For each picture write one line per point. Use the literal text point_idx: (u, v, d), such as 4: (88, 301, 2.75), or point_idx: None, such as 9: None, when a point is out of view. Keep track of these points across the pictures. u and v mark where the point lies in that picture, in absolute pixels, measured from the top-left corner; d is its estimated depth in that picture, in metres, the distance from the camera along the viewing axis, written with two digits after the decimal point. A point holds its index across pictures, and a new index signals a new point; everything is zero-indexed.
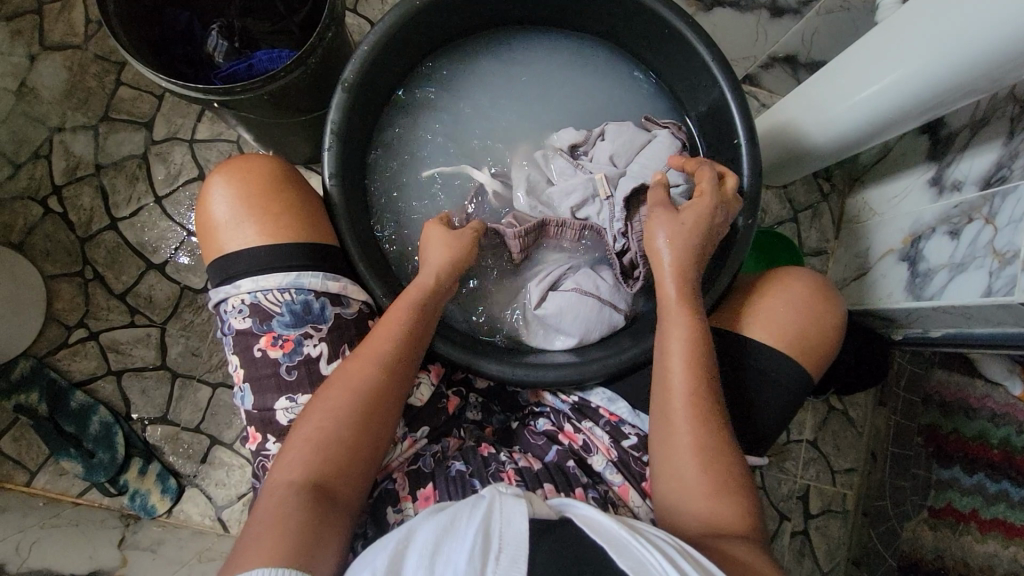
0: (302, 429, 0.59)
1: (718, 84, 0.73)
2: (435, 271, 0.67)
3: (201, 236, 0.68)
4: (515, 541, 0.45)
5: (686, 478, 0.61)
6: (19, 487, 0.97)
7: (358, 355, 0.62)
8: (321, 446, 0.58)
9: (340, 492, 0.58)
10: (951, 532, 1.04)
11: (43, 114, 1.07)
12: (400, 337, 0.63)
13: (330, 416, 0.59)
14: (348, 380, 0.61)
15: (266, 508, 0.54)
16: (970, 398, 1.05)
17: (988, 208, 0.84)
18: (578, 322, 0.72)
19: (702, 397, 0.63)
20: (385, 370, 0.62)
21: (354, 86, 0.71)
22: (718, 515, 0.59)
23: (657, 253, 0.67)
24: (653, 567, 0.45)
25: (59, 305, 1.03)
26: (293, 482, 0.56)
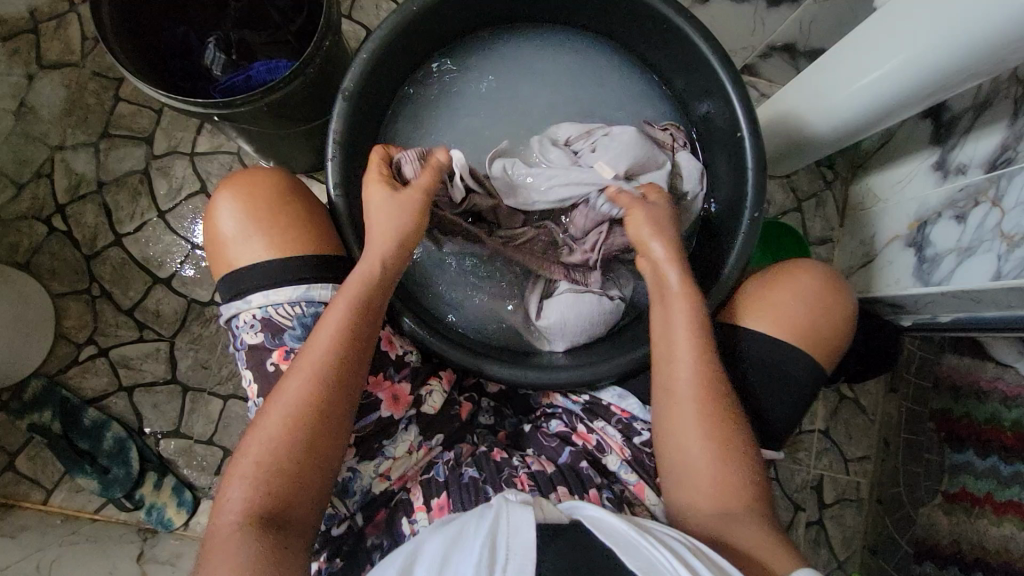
0: (245, 457, 0.57)
1: (717, 77, 0.72)
2: (377, 255, 0.64)
3: (209, 252, 0.68)
4: (522, 549, 0.46)
5: (690, 466, 0.61)
6: (37, 506, 0.98)
7: (297, 370, 0.59)
8: (268, 471, 0.56)
9: (293, 505, 0.56)
10: (966, 517, 1.01)
11: (44, 133, 1.08)
12: (339, 343, 0.60)
13: (272, 441, 0.57)
14: (287, 401, 0.58)
15: (216, 545, 0.52)
16: (981, 381, 1.02)
17: (994, 191, 0.83)
18: (583, 324, 0.74)
19: (700, 380, 0.62)
20: (328, 383, 0.59)
21: (354, 95, 0.71)
22: (727, 495, 0.59)
23: (643, 243, 0.69)
24: (662, 567, 0.45)
25: (67, 323, 1.03)
26: (240, 515, 0.54)
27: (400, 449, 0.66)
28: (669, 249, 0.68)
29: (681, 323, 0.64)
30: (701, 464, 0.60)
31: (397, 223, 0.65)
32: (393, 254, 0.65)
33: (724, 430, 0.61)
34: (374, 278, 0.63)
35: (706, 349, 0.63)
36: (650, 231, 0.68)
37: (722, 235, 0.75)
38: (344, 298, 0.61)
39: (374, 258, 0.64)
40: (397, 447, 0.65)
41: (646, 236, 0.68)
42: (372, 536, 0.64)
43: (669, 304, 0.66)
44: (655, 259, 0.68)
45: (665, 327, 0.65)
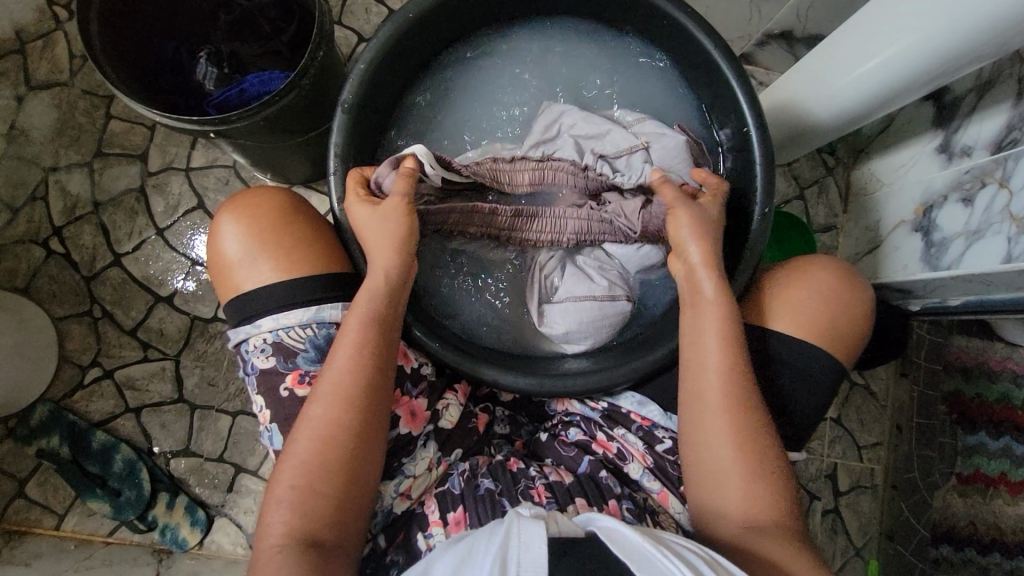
0: (281, 481, 0.57)
1: (721, 73, 0.72)
2: (385, 267, 0.63)
3: (214, 275, 0.67)
4: (532, 566, 0.44)
5: (715, 469, 0.61)
6: (49, 532, 0.97)
7: (321, 391, 0.59)
8: (305, 495, 0.56)
9: (334, 525, 0.56)
10: (982, 498, 1.03)
11: (36, 154, 1.06)
12: (361, 359, 0.60)
13: (304, 463, 0.57)
14: (315, 422, 0.58)
15: (260, 571, 0.53)
16: (991, 361, 1.03)
17: (1001, 172, 0.82)
18: (585, 331, 0.72)
19: (734, 389, 0.62)
20: (354, 400, 0.59)
21: (353, 107, 0.70)
22: (755, 502, 0.59)
23: (681, 247, 0.66)
24: None
25: (70, 347, 1.02)
26: (283, 538, 0.54)
27: (420, 467, 0.65)
28: (706, 254, 0.65)
29: (710, 325, 0.64)
30: (733, 470, 0.60)
31: (399, 227, 0.64)
32: (403, 267, 0.64)
33: (756, 437, 0.61)
34: (387, 291, 0.63)
35: (739, 356, 0.63)
36: (689, 233, 0.66)
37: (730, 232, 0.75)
38: (359, 314, 0.61)
39: (385, 271, 0.63)
40: (417, 464, 0.65)
41: (684, 240, 0.66)
42: (391, 553, 0.63)
43: (702, 314, 0.65)
44: (691, 265, 0.66)
45: (699, 338, 0.64)
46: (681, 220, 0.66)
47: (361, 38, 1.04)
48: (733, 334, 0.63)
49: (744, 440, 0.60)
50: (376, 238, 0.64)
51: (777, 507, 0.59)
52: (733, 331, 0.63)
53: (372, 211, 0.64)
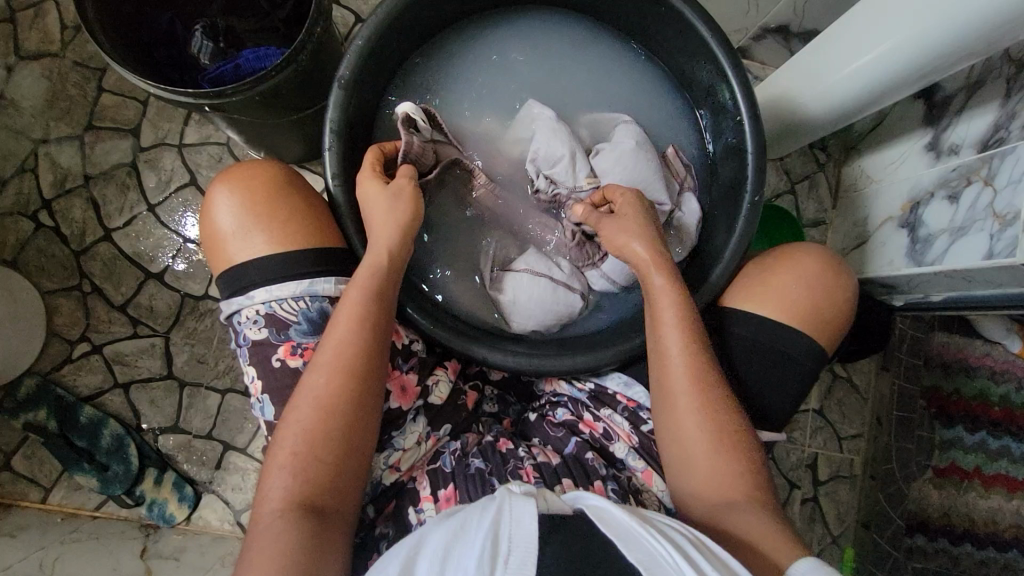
0: (280, 449, 0.57)
1: (718, 61, 0.72)
2: (384, 242, 0.64)
3: (208, 248, 0.67)
4: (524, 542, 0.45)
5: (695, 450, 0.62)
6: (35, 505, 0.97)
7: (321, 361, 0.60)
8: (304, 463, 0.57)
9: (332, 494, 0.57)
10: (957, 490, 1.07)
11: (26, 126, 1.05)
12: (360, 333, 0.60)
13: (303, 431, 0.57)
14: (314, 391, 0.58)
15: (260, 535, 0.53)
16: (970, 358, 1.07)
17: (987, 170, 0.84)
18: (532, 308, 0.72)
19: (688, 368, 0.63)
20: (354, 372, 0.59)
21: (351, 83, 0.70)
22: (724, 480, 0.60)
23: (626, 249, 0.68)
24: (662, 558, 0.45)
25: (59, 321, 1.02)
26: (282, 504, 0.55)
27: (409, 441, 0.66)
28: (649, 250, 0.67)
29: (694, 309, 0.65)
30: (700, 451, 0.61)
31: (401, 207, 0.65)
32: (401, 243, 0.65)
33: (719, 413, 0.62)
34: (387, 266, 0.63)
35: (691, 340, 0.64)
36: (630, 237, 0.67)
37: (721, 221, 0.76)
38: (358, 288, 0.61)
39: (383, 246, 0.64)
40: (407, 438, 0.66)
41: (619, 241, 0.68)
42: (380, 525, 0.64)
43: (658, 305, 0.65)
44: (638, 264, 0.67)
45: (656, 327, 0.65)
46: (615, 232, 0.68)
47: (358, 18, 1.03)
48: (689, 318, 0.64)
49: (708, 419, 0.62)
50: (376, 217, 0.64)
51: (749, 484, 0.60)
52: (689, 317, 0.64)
53: (379, 191, 0.65)
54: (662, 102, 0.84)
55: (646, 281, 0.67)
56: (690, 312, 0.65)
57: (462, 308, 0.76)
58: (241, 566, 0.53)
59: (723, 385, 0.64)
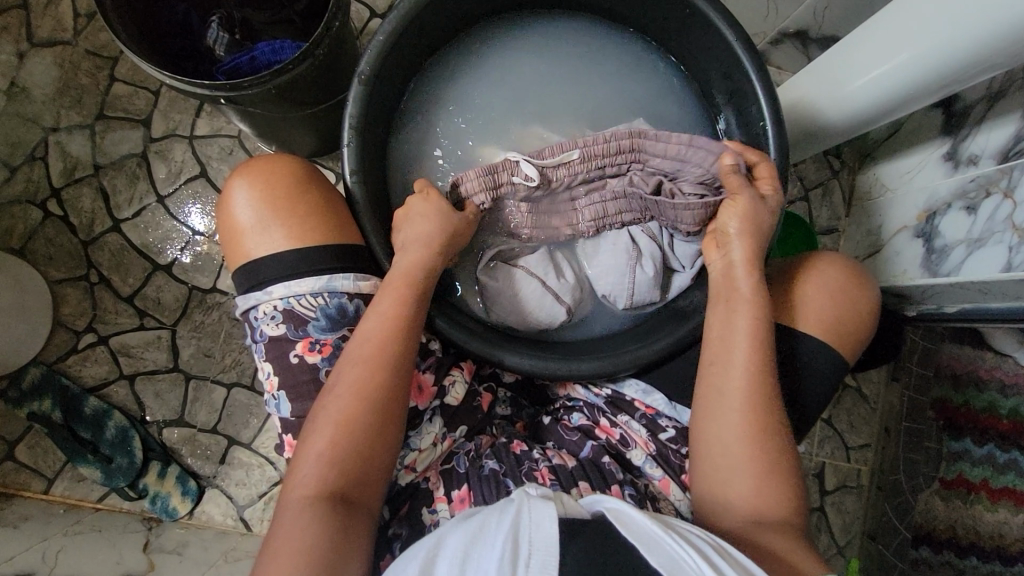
0: (312, 437, 0.57)
1: (741, 65, 0.72)
2: (420, 247, 0.64)
3: (224, 242, 0.66)
4: (545, 543, 0.44)
5: (726, 463, 0.61)
6: (38, 495, 0.97)
7: (358, 355, 0.59)
8: (332, 456, 0.56)
9: (358, 489, 0.56)
10: (963, 503, 1.05)
11: (36, 114, 1.04)
12: (396, 332, 0.60)
13: (337, 422, 0.57)
14: (349, 384, 0.58)
15: (286, 523, 0.53)
16: (981, 370, 1.05)
17: (1006, 182, 0.83)
18: (515, 303, 0.72)
19: (754, 379, 0.62)
20: (387, 371, 0.59)
21: (370, 79, 0.69)
22: (766, 498, 0.59)
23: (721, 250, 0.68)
24: (686, 564, 0.44)
25: (65, 311, 1.01)
26: (311, 493, 0.54)
27: (425, 442, 0.65)
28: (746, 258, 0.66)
29: (743, 322, 0.64)
30: (744, 466, 0.60)
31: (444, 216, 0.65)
32: (445, 253, 0.66)
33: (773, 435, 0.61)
34: (423, 271, 0.64)
35: (764, 354, 0.63)
36: (735, 231, 0.67)
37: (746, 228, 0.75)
38: (403, 287, 0.62)
39: (426, 251, 0.64)
40: (423, 439, 0.65)
41: (719, 243, 0.68)
42: (393, 526, 0.63)
43: (734, 308, 0.65)
44: (729, 262, 0.67)
45: (727, 334, 0.64)
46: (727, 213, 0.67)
47: (373, 13, 1.02)
48: (761, 331, 0.63)
49: (759, 433, 0.61)
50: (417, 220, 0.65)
51: (789, 505, 0.60)
52: (761, 329, 0.64)
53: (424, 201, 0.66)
54: (682, 104, 0.83)
55: (731, 282, 0.66)
56: (766, 324, 0.64)
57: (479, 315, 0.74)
58: (262, 557, 0.52)
59: (780, 406, 0.63)
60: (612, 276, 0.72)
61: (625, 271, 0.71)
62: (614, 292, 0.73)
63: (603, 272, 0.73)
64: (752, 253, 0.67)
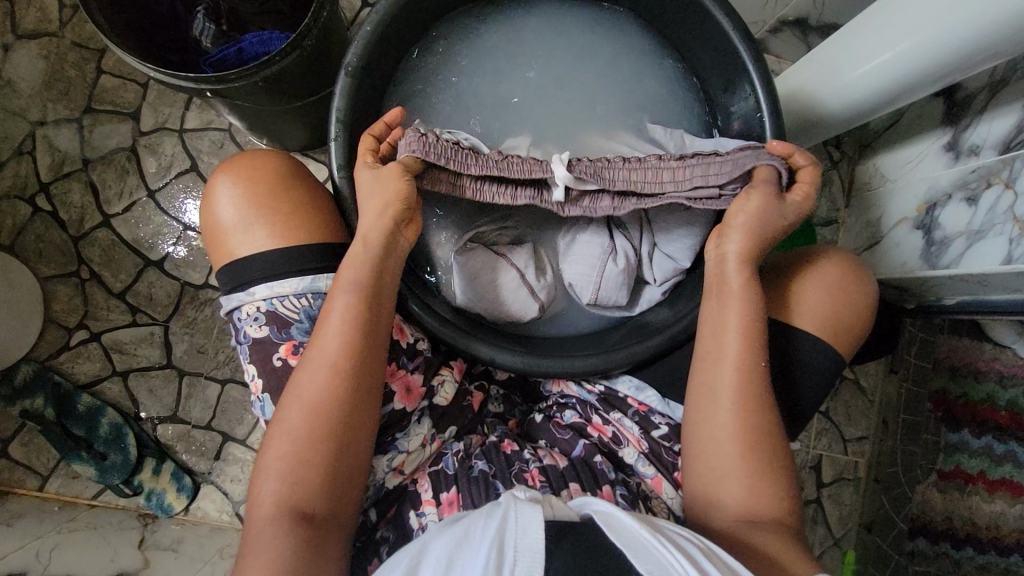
0: (270, 451, 0.56)
1: (738, 55, 0.70)
2: (377, 235, 0.61)
3: (207, 240, 0.65)
4: (530, 550, 0.43)
5: (719, 465, 0.61)
6: (32, 493, 0.96)
7: (311, 358, 0.58)
8: (297, 468, 0.56)
9: (327, 498, 0.56)
10: (959, 494, 1.05)
11: (23, 108, 1.02)
12: (353, 333, 0.58)
13: (293, 434, 0.56)
14: (302, 392, 0.57)
15: (253, 541, 0.53)
16: (979, 361, 1.05)
17: (1008, 172, 0.82)
18: (485, 293, 0.70)
19: (745, 378, 0.62)
20: (347, 374, 0.58)
21: (357, 70, 0.67)
22: (756, 498, 0.59)
23: (722, 238, 0.66)
24: (674, 569, 0.43)
25: (56, 308, 1.00)
26: (274, 509, 0.54)
27: (414, 443, 0.65)
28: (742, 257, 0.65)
29: (735, 317, 0.63)
30: (734, 464, 0.60)
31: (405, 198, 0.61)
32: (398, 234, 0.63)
33: (766, 433, 0.61)
34: (377, 262, 0.61)
35: (756, 352, 0.62)
36: (738, 223, 0.64)
37: None
38: (348, 280, 0.60)
39: (378, 241, 0.61)
40: (411, 440, 0.65)
41: (726, 229, 0.65)
42: (382, 529, 0.63)
43: (726, 304, 0.64)
44: (723, 253, 0.65)
45: (719, 329, 0.63)
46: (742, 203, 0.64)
47: (365, 2, 1.01)
48: (755, 329, 0.63)
49: (749, 433, 0.61)
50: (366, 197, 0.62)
51: (777, 503, 0.59)
52: (755, 327, 0.63)
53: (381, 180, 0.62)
54: (678, 93, 0.81)
55: (723, 274, 0.65)
56: (757, 320, 0.63)
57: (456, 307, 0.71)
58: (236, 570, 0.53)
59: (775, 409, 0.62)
60: (583, 266, 0.70)
61: (597, 264, 0.69)
62: (579, 285, 0.71)
63: (572, 266, 0.71)
64: (752, 246, 0.65)
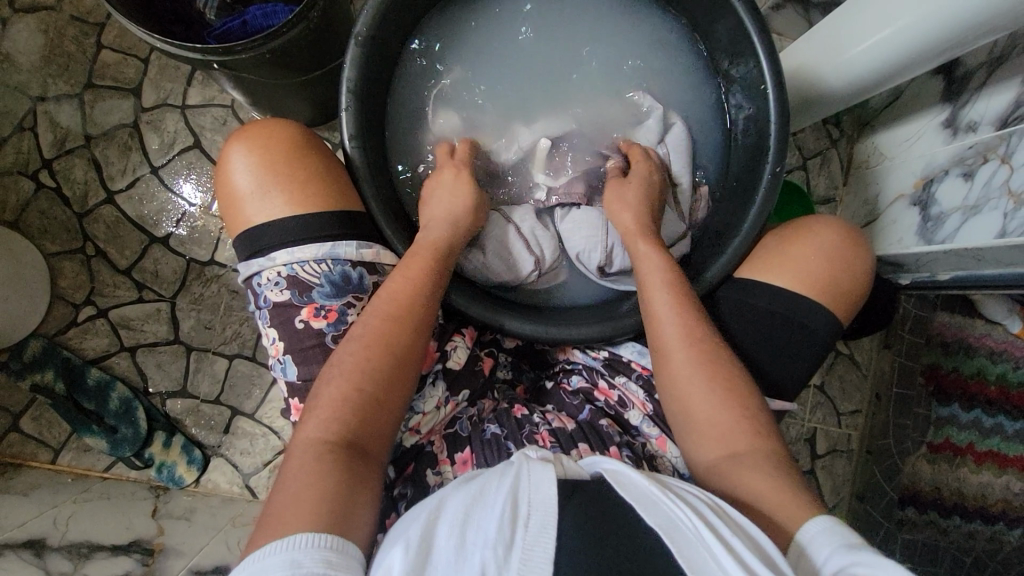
0: (326, 387, 0.56)
1: (744, 28, 0.71)
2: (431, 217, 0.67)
3: (223, 208, 0.66)
4: (544, 506, 0.45)
5: (698, 408, 0.61)
6: (45, 465, 0.98)
7: (373, 303, 0.61)
8: (338, 405, 0.55)
9: (362, 441, 0.55)
10: (949, 465, 1.09)
11: (23, 83, 1.02)
12: (403, 288, 0.61)
13: (351, 372, 0.57)
14: (364, 334, 0.59)
15: (300, 470, 0.52)
16: (970, 337, 1.08)
17: (1004, 148, 0.83)
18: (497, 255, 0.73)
19: (687, 322, 0.64)
20: (394, 322, 0.60)
21: (366, 41, 0.68)
22: (738, 431, 0.59)
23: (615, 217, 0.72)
24: (681, 523, 0.45)
25: (63, 284, 1.01)
26: (325, 441, 0.54)
27: (429, 405, 0.66)
28: (635, 216, 0.70)
29: (655, 274, 0.67)
30: (709, 405, 0.61)
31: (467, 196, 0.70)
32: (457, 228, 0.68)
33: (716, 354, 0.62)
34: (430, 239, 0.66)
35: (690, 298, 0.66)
36: (618, 204, 0.72)
37: (738, 198, 0.76)
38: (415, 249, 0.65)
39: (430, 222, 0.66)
40: (426, 402, 0.66)
41: (616, 209, 0.72)
42: (399, 486, 0.65)
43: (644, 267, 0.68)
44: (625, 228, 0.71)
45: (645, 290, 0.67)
46: (615, 191, 0.73)
47: None
48: (680, 281, 0.66)
49: (706, 364, 0.62)
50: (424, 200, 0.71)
51: (747, 431, 0.59)
52: (679, 280, 0.66)
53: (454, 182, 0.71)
54: (682, 68, 0.82)
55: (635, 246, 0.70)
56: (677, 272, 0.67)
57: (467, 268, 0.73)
58: (266, 511, 0.50)
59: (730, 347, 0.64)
60: (586, 232, 0.74)
61: (600, 228, 0.74)
62: (587, 254, 0.74)
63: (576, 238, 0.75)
64: (641, 212, 0.71)
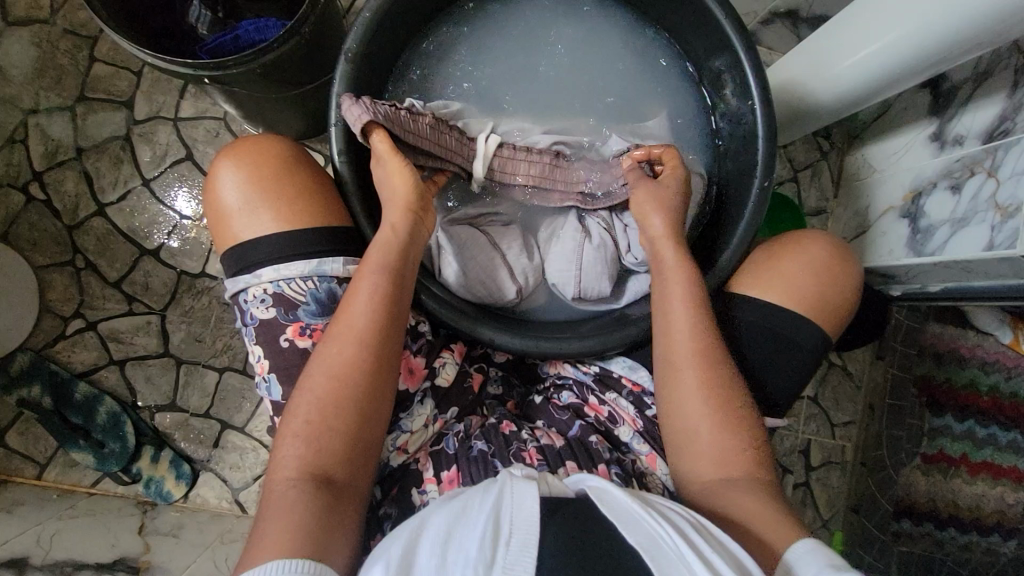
0: (294, 416, 0.56)
1: (730, 43, 0.72)
2: (393, 224, 0.63)
3: (211, 224, 0.66)
4: (526, 524, 0.45)
5: (693, 433, 0.62)
6: (30, 481, 0.96)
7: (343, 325, 0.59)
8: (315, 435, 0.55)
9: (342, 468, 0.55)
10: (943, 476, 1.09)
11: (14, 95, 1.02)
12: (373, 306, 0.59)
13: (318, 401, 0.56)
14: (330, 361, 0.57)
15: (272, 503, 0.52)
16: (963, 348, 1.08)
17: (990, 162, 0.84)
18: (470, 281, 0.71)
19: (698, 342, 0.64)
20: (369, 344, 0.58)
21: (356, 56, 0.68)
22: (729, 456, 0.60)
23: (644, 220, 0.70)
24: (662, 540, 0.45)
25: (52, 297, 1.00)
26: (295, 474, 0.54)
27: (417, 423, 0.66)
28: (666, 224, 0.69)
29: (677, 288, 0.66)
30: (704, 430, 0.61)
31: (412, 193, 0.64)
32: (416, 227, 0.65)
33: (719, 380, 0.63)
34: (398, 247, 0.63)
35: (703, 315, 0.65)
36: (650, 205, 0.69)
37: (728, 212, 0.76)
38: (378, 260, 0.61)
39: (393, 229, 0.63)
40: (414, 420, 0.65)
41: (646, 211, 0.70)
42: (385, 506, 0.64)
43: (670, 280, 0.67)
44: (653, 235, 0.69)
45: (663, 305, 0.66)
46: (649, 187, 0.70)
47: None
48: (697, 298, 0.66)
49: (707, 391, 0.62)
50: (389, 196, 0.65)
51: (740, 453, 0.60)
52: (696, 296, 0.66)
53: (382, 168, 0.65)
54: (672, 82, 0.83)
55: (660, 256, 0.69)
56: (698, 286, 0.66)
57: (448, 289, 0.72)
58: (249, 544, 0.51)
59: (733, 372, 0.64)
60: (562, 262, 0.73)
61: (575, 258, 0.72)
62: (562, 282, 0.73)
63: (554, 263, 0.74)
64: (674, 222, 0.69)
